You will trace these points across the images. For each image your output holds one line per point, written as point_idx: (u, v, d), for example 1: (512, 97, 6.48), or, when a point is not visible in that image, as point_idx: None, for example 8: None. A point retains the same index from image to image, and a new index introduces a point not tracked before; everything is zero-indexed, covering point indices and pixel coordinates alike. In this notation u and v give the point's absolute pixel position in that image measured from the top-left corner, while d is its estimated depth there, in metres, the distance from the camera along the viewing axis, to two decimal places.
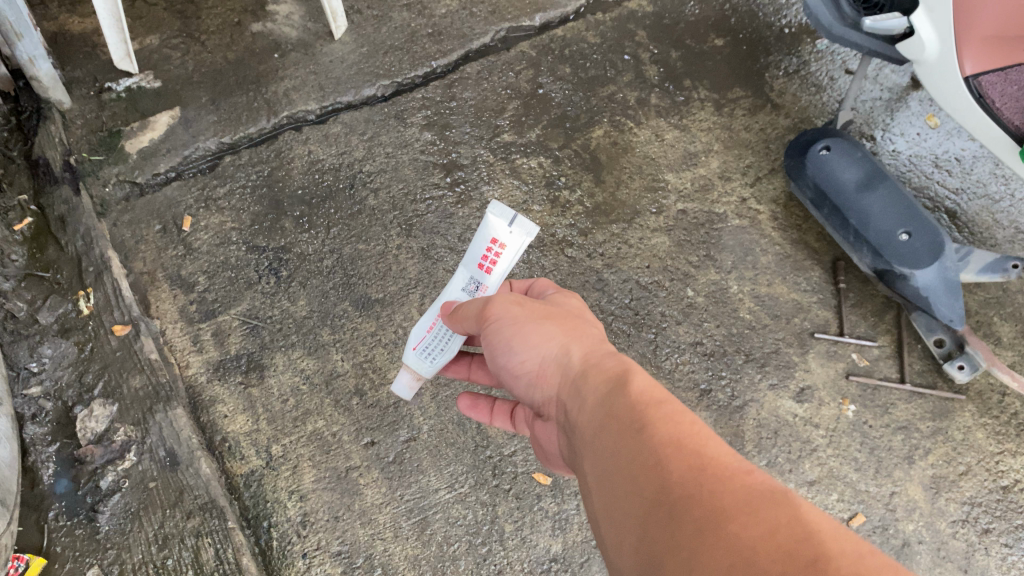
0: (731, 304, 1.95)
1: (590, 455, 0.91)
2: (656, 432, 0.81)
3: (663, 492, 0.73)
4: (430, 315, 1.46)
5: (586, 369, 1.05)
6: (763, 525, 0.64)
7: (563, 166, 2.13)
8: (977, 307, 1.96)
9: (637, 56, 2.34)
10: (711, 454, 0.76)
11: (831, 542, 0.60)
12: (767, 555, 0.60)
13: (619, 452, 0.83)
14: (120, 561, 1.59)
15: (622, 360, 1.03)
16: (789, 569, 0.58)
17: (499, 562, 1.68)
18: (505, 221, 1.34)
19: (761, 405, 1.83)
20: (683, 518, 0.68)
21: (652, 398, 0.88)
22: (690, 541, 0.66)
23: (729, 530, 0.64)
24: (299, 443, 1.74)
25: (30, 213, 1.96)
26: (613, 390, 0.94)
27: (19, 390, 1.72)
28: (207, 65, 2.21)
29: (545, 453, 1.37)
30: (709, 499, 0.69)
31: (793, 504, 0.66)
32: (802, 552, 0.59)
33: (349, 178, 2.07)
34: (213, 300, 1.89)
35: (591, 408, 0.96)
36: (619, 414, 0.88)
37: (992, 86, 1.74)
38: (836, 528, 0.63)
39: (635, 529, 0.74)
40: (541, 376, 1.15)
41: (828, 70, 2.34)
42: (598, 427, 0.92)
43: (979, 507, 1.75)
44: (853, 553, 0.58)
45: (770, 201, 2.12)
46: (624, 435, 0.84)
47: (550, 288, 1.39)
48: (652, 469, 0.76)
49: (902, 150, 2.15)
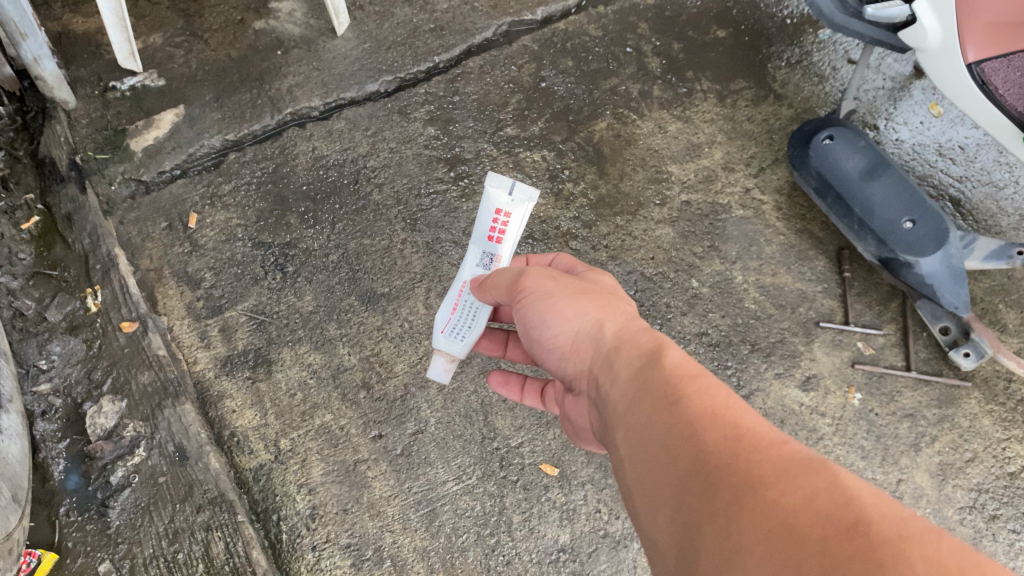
0: (736, 294, 1.96)
1: (623, 428, 0.92)
2: (691, 405, 0.82)
3: (699, 462, 0.74)
4: (452, 296, 1.48)
5: (619, 345, 1.06)
6: (802, 490, 0.65)
7: (566, 159, 2.13)
8: (983, 294, 1.95)
9: (640, 49, 2.34)
10: (747, 425, 0.77)
11: (871, 506, 0.61)
12: (806, 517, 0.61)
13: (654, 425, 0.84)
14: (131, 556, 1.60)
15: (656, 336, 1.04)
16: (830, 533, 0.58)
17: (508, 552, 1.68)
18: (505, 190, 1.38)
19: (768, 394, 1.84)
20: (720, 486, 0.69)
21: (687, 372, 0.90)
22: (726, 508, 0.67)
23: (768, 496, 0.65)
24: (308, 437, 1.75)
25: (36, 211, 1.98)
26: (648, 364, 0.95)
27: (29, 387, 1.73)
28: (211, 62, 2.22)
29: (576, 430, 1.39)
30: (747, 468, 0.69)
31: (831, 470, 0.67)
32: (842, 515, 0.60)
33: (353, 174, 2.08)
34: (219, 296, 1.90)
35: (625, 382, 0.97)
36: (653, 387, 0.90)
37: (995, 73, 1.75)
38: (875, 494, 0.64)
39: (671, 500, 0.75)
40: (574, 352, 1.16)
41: (831, 60, 2.34)
42: (632, 400, 0.93)
43: (986, 493, 1.75)
44: (894, 516, 0.59)
45: (774, 191, 2.12)
46: (659, 408, 0.85)
47: (581, 265, 1.43)
48: (687, 440, 0.77)
49: (906, 139, 2.15)
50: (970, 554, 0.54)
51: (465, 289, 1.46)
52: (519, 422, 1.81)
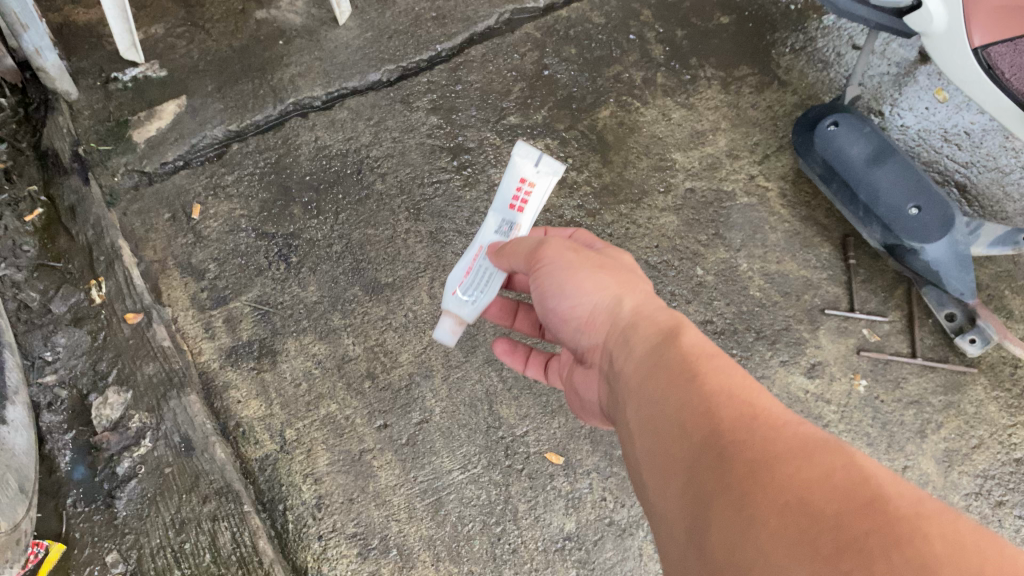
0: (741, 282, 1.95)
1: (636, 400, 0.92)
2: (709, 381, 0.82)
3: (713, 435, 0.74)
4: (467, 259, 1.48)
5: (636, 321, 1.06)
6: (817, 467, 0.65)
7: (570, 147, 2.13)
8: (988, 281, 1.94)
9: (643, 36, 2.32)
10: (764, 403, 0.77)
11: (887, 486, 0.61)
12: (821, 492, 0.61)
13: (669, 397, 0.84)
14: (138, 547, 1.62)
15: (674, 315, 1.04)
16: (845, 508, 0.59)
17: (514, 541, 1.68)
18: (531, 160, 1.41)
19: (773, 381, 1.84)
20: (734, 460, 0.69)
21: (704, 350, 0.89)
22: (737, 479, 0.67)
23: (783, 471, 0.65)
24: (313, 426, 1.75)
25: (40, 203, 1.98)
26: (665, 341, 0.95)
27: (34, 379, 1.75)
28: (212, 53, 2.21)
29: (582, 404, 1.40)
30: (762, 443, 0.70)
31: (848, 450, 0.67)
32: (857, 491, 0.60)
33: (356, 164, 2.08)
34: (224, 287, 1.90)
35: (641, 357, 0.97)
36: (670, 361, 0.90)
37: (1001, 57, 1.74)
38: (891, 475, 0.64)
39: (682, 472, 0.75)
40: (589, 326, 1.17)
41: (835, 46, 2.33)
42: (647, 374, 0.93)
43: (992, 479, 1.75)
44: (910, 496, 0.59)
45: (779, 178, 2.11)
46: (675, 380, 0.85)
47: (599, 243, 1.42)
48: (703, 415, 0.77)
49: (911, 125, 2.14)
50: (986, 539, 0.54)
51: (480, 252, 1.47)
52: (524, 410, 1.81)
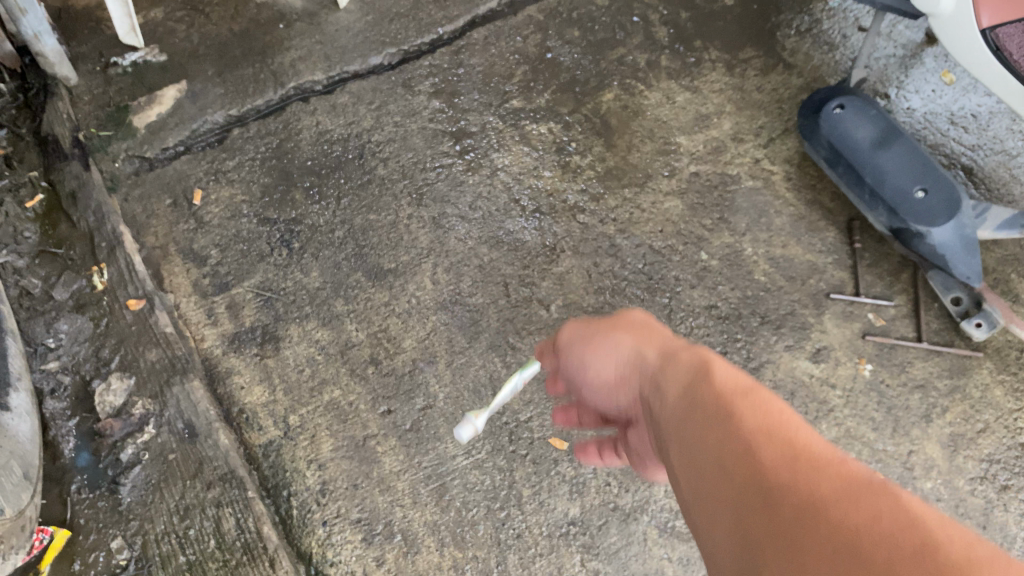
0: (746, 266, 1.94)
1: (674, 448, 0.80)
2: (743, 417, 0.73)
3: (750, 485, 0.65)
4: None
5: (663, 363, 0.94)
6: (865, 512, 0.57)
7: (573, 131, 2.12)
8: (995, 264, 1.93)
9: (647, 18, 2.30)
10: (803, 439, 0.68)
11: (942, 531, 0.53)
12: (873, 547, 0.53)
13: (699, 443, 0.75)
14: (142, 533, 1.63)
15: (701, 350, 0.93)
16: (900, 563, 0.51)
17: (518, 526, 1.68)
18: None
19: (778, 366, 1.83)
20: (778, 509, 0.61)
21: (737, 384, 0.80)
22: (791, 540, 0.58)
23: (829, 525, 0.57)
24: (317, 413, 1.75)
25: (40, 189, 1.98)
26: (696, 377, 0.85)
27: (37, 365, 1.76)
28: (212, 37, 2.19)
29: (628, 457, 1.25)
30: (806, 487, 0.61)
31: (900, 493, 0.59)
32: (910, 543, 0.53)
33: (357, 149, 2.06)
34: (226, 273, 1.90)
35: (671, 394, 0.86)
36: (701, 403, 0.79)
37: (1010, 39, 1.71)
38: (950, 521, 0.56)
39: (724, 532, 0.66)
40: (620, 386, 1.04)
41: (841, 27, 2.29)
42: (679, 414, 0.82)
43: (997, 463, 1.74)
44: (965, 540, 0.52)
45: (784, 161, 2.09)
46: (707, 425, 0.75)
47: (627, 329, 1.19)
48: (739, 457, 0.69)
49: (917, 108, 2.12)
50: None
51: None
52: (528, 396, 1.79)
